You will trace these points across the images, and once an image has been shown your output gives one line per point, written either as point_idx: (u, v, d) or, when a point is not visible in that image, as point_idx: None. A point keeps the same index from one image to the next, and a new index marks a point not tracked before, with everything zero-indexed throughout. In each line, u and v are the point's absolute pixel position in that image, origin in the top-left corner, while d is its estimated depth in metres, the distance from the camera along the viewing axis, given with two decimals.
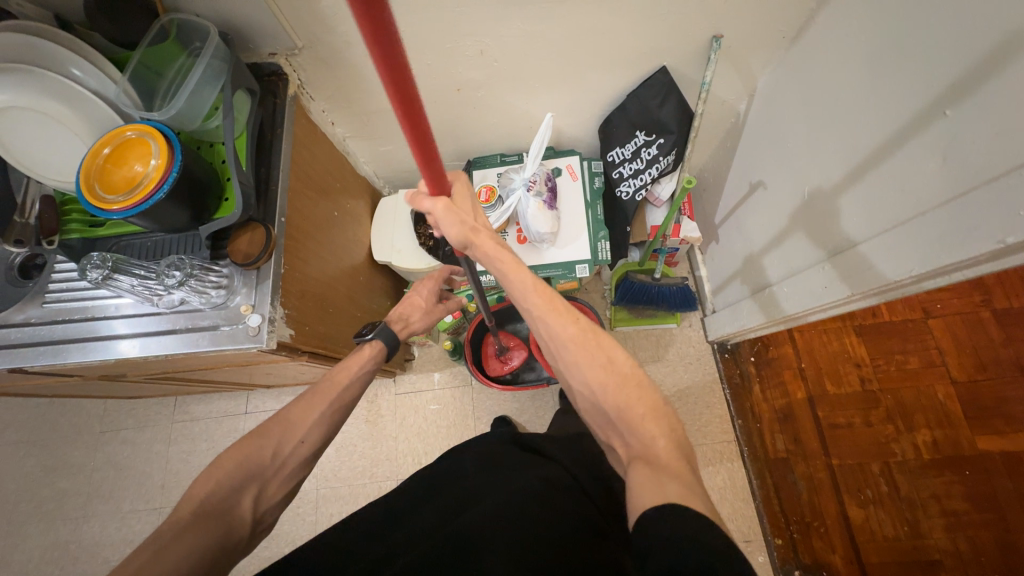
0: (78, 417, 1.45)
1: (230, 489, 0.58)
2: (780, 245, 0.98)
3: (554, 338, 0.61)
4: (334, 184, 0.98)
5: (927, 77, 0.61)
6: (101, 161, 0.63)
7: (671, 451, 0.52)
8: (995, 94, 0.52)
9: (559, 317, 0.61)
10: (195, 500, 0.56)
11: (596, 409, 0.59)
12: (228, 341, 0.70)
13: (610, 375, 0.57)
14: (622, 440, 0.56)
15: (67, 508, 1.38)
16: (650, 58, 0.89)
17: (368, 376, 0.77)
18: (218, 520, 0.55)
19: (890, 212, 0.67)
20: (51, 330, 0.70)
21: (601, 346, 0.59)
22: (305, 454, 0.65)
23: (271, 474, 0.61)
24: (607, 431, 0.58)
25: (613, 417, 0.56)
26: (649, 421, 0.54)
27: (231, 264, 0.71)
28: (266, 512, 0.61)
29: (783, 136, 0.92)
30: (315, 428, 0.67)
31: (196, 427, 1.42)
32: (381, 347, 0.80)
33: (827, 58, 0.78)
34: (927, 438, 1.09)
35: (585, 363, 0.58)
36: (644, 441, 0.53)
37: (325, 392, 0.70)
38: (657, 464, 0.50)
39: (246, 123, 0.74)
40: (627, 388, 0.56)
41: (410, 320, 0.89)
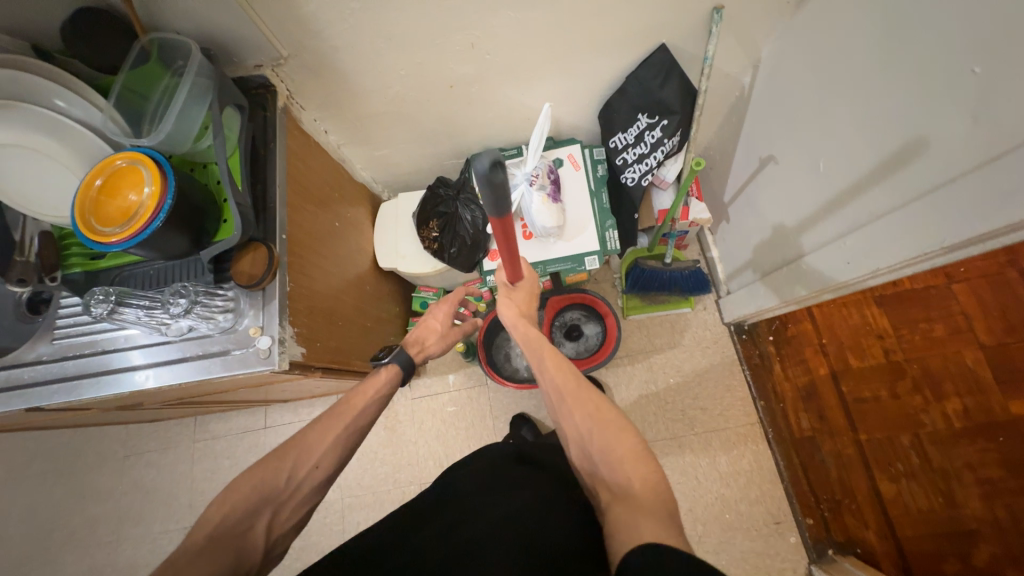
0: (101, 443, 1.47)
1: (245, 512, 0.58)
2: (772, 244, 1.05)
3: (556, 396, 0.65)
4: (332, 195, 0.96)
5: (952, 32, 0.56)
6: (94, 193, 0.61)
7: (647, 490, 0.52)
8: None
9: (561, 376, 0.66)
10: (211, 523, 0.56)
11: (584, 455, 0.60)
12: (240, 365, 0.69)
13: (598, 423, 0.59)
14: (605, 483, 0.56)
15: (100, 533, 1.40)
16: (647, 36, 0.85)
17: (384, 402, 0.75)
18: (231, 546, 0.55)
19: (916, 182, 0.64)
20: (63, 366, 0.70)
21: (591, 396, 0.63)
22: (319, 480, 0.64)
23: (284, 498, 0.61)
24: (592, 477, 0.59)
25: (596, 460, 0.57)
26: (627, 463, 0.54)
27: (236, 287, 0.70)
28: (279, 537, 0.61)
29: (793, 107, 0.88)
30: (332, 450, 0.66)
31: (218, 445, 1.43)
32: (397, 371, 0.78)
33: (837, 20, 0.74)
34: (957, 407, 1.05)
35: (577, 412, 0.62)
36: (624, 483, 0.54)
37: (342, 415, 0.69)
38: (634, 504, 0.51)
39: (238, 141, 0.71)
40: (611, 431, 0.58)
41: (426, 345, 0.87)
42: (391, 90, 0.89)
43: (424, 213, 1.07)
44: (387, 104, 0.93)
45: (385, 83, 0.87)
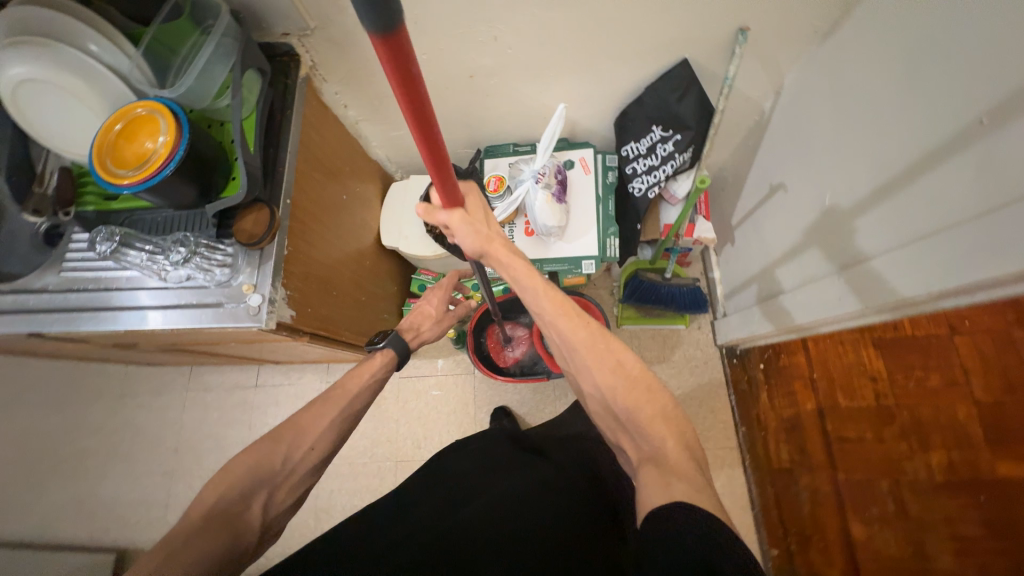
0: (99, 379, 1.52)
1: (241, 493, 0.59)
2: (818, 231, 0.86)
3: (564, 341, 0.65)
4: (344, 167, 0.98)
5: (966, 83, 0.56)
6: (113, 136, 0.63)
7: (680, 452, 0.54)
8: None
9: (569, 324, 0.65)
10: (205, 504, 0.57)
11: (606, 409, 0.63)
12: (230, 319, 0.71)
13: (620, 378, 0.61)
14: (633, 440, 0.59)
15: (88, 464, 1.46)
16: (669, 48, 0.85)
17: (378, 385, 0.80)
18: (228, 525, 0.56)
19: (913, 226, 0.64)
20: (67, 298, 0.73)
21: (612, 350, 0.64)
22: (314, 460, 0.67)
23: (280, 480, 0.63)
24: (616, 433, 0.62)
25: (623, 419, 0.60)
26: (656, 421, 0.57)
27: (236, 244, 0.72)
28: (275, 518, 0.62)
29: (808, 138, 0.88)
30: (326, 433, 0.69)
31: (208, 396, 1.48)
32: (393, 355, 0.84)
33: (860, 55, 0.73)
34: (941, 460, 0.77)
35: (596, 368, 0.62)
36: (653, 441, 0.56)
37: (336, 398, 0.73)
38: (665, 465, 0.52)
39: (255, 104, 0.74)
40: (638, 388, 0.60)
41: (420, 330, 0.94)
42: None
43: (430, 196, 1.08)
44: None
45: None
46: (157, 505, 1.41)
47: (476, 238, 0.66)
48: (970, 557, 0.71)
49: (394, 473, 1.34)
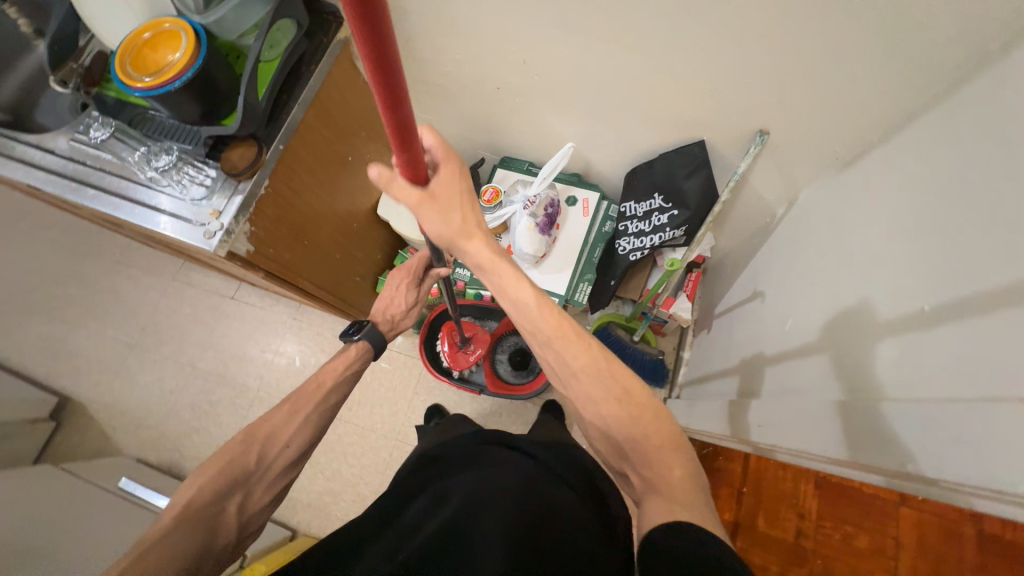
0: (105, 241, 1.64)
1: (217, 494, 0.59)
2: (825, 340, 0.69)
3: (563, 365, 0.63)
4: (359, 132, 1.03)
5: (920, 263, 0.55)
6: (140, 43, 0.69)
7: (684, 482, 0.57)
8: (965, 310, 0.47)
9: (571, 348, 0.62)
10: (181, 504, 0.57)
11: (608, 439, 0.63)
12: (190, 235, 0.76)
13: (626, 407, 0.61)
14: (635, 468, 0.60)
15: (68, 312, 1.58)
16: (689, 126, 0.84)
17: (355, 377, 0.80)
18: (202, 527, 0.56)
19: (842, 382, 0.62)
20: (65, 165, 0.80)
21: (617, 377, 0.62)
22: (290, 458, 0.67)
23: (256, 480, 0.63)
24: (618, 459, 0.63)
25: (626, 448, 0.61)
26: (665, 451, 0.59)
27: (219, 169, 0.77)
28: (252, 517, 0.62)
29: (796, 258, 0.86)
30: (301, 430, 0.69)
31: (188, 291, 1.56)
32: (368, 347, 0.84)
33: (860, 197, 0.71)
34: None
35: (599, 398, 0.61)
36: (660, 472, 0.58)
37: (308, 396, 0.72)
38: (671, 499, 0.55)
39: (282, 51, 0.78)
40: (645, 418, 0.61)
41: (396, 319, 0.91)
42: (446, 68, 0.94)
43: None
44: (439, 79, 0.98)
45: (442, 60, 0.92)
46: (111, 370, 1.51)
47: (446, 228, 0.56)
48: None
49: None
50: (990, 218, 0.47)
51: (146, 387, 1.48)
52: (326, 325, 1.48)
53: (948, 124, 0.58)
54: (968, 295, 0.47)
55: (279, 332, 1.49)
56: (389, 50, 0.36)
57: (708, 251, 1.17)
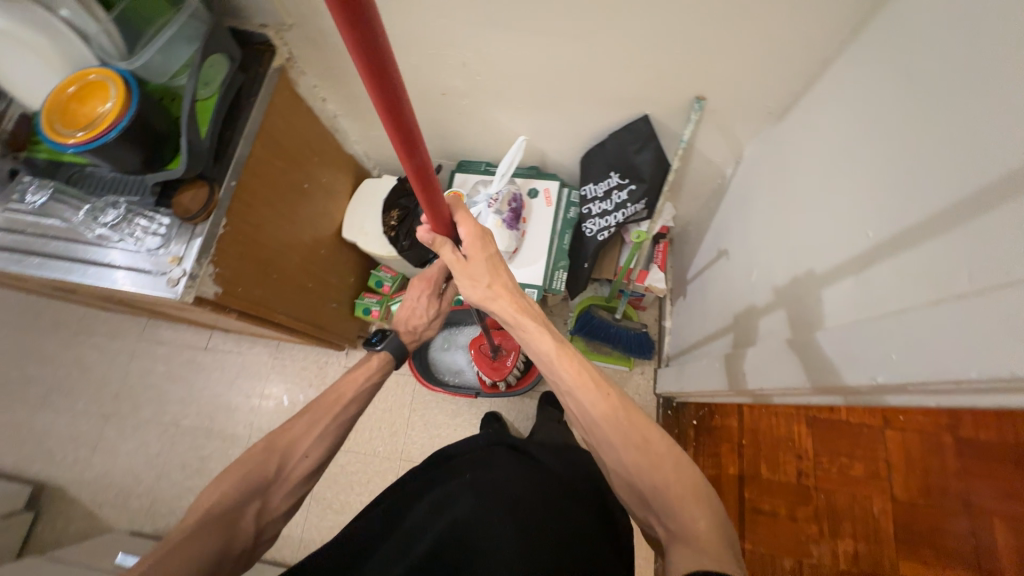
0: (59, 314, 1.55)
1: (235, 501, 0.59)
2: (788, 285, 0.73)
3: (585, 415, 0.64)
4: (311, 158, 1.01)
5: (854, 194, 0.59)
6: (65, 98, 0.67)
7: (711, 533, 0.54)
8: (895, 228, 0.51)
9: (588, 394, 0.64)
10: (201, 509, 0.58)
11: (630, 488, 0.61)
12: (150, 286, 0.74)
13: (646, 456, 0.60)
14: (659, 518, 0.58)
15: (30, 394, 1.49)
16: (630, 103, 0.88)
17: (373, 390, 0.75)
18: (221, 529, 0.57)
19: (807, 314, 0.66)
20: (4, 237, 0.76)
21: (635, 423, 0.62)
22: (308, 469, 0.66)
23: (274, 486, 0.63)
24: (642, 509, 0.61)
25: (649, 498, 0.59)
26: (690, 504, 0.56)
27: (172, 215, 0.75)
28: (269, 524, 0.62)
29: (750, 211, 0.90)
30: (320, 442, 0.67)
31: (158, 350, 1.50)
32: (390, 357, 0.79)
33: (796, 144, 0.76)
34: (847, 551, 0.83)
35: (619, 444, 0.61)
36: (686, 524, 0.55)
37: (327, 406, 0.70)
38: (696, 547, 0.52)
39: (218, 87, 0.77)
40: (666, 467, 0.59)
41: (420, 330, 0.87)
42: None
43: (390, 200, 1.12)
44: None
45: None
46: (87, 446, 1.44)
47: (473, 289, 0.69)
48: None
49: None
50: (904, 141, 0.52)
51: (128, 457, 1.41)
52: (310, 358, 1.45)
53: (856, 64, 0.63)
54: (897, 214, 0.51)
55: (262, 374, 1.45)
56: (399, 100, 0.40)
57: (671, 221, 1.21)
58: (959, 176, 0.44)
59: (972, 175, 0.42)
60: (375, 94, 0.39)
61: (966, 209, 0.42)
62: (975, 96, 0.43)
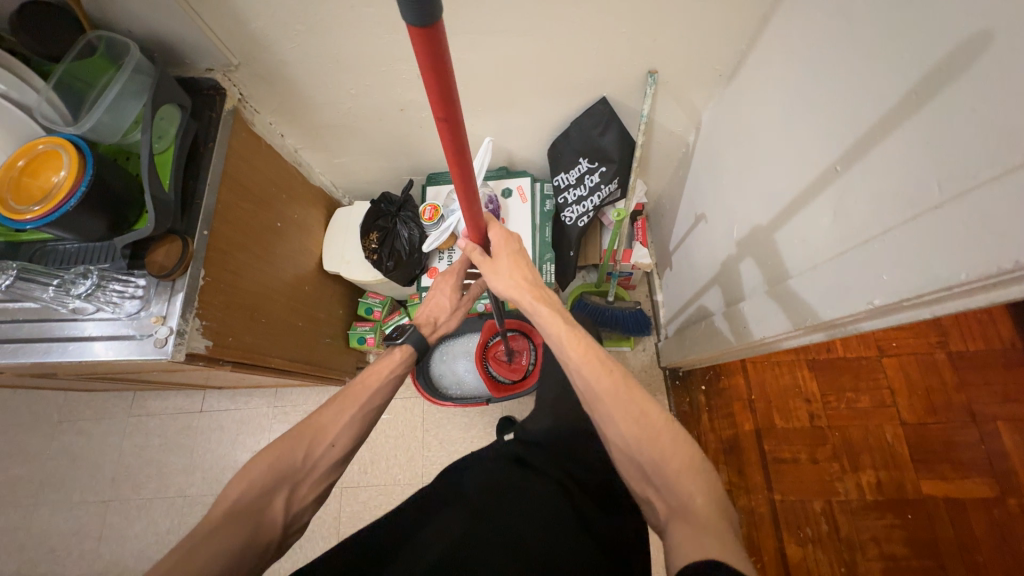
0: (39, 406, 1.48)
1: (263, 490, 0.56)
2: (769, 234, 0.75)
3: (589, 390, 0.64)
4: (279, 195, 1.00)
5: (815, 135, 0.62)
6: (15, 172, 0.64)
7: (711, 508, 0.53)
8: (862, 159, 0.53)
9: (594, 370, 0.64)
10: (229, 499, 0.55)
11: (631, 464, 0.61)
12: (137, 351, 0.71)
13: (645, 430, 0.59)
14: (659, 494, 0.57)
15: (20, 495, 1.41)
16: (586, 87, 0.90)
17: (395, 382, 0.73)
18: (248, 520, 0.54)
19: (792, 255, 0.68)
20: None
21: (637, 400, 0.62)
22: (335, 458, 0.63)
23: (302, 476, 0.60)
24: (640, 485, 0.60)
25: (649, 473, 0.58)
26: (687, 478, 0.56)
27: (147, 275, 0.72)
28: (299, 513, 0.60)
29: (719, 172, 0.93)
30: (347, 430, 0.65)
31: (150, 422, 1.44)
32: (411, 351, 0.77)
33: (752, 98, 0.78)
34: (871, 478, 1.03)
35: (621, 418, 0.61)
36: (684, 498, 0.54)
37: (354, 396, 0.68)
38: (696, 521, 0.52)
39: (173, 138, 0.75)
40: (665, 442, 0.59)
41: (438, 322, 0.86)
42: (344, 106, 0.95)
43: (366, 224, 1.10)
44: (340, 118, 0.98)
45: (337, 99, 0.93)
46: (91, 537, 1.36)
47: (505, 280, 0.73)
48: (890, 546, 0.98)
49: (338, 500, 1.31)
50: (855, 76, 0.54)
51: (137, 539, 1.34)
52: (311, 400, 1.42)
53: (794, 14, 0.65)
54: (860, 144, 0.54)
55: (265, 426, 1.41)
56: (462, 140, 0.47)
57: (644, 197, 1.25)
58: (909, 98, 0.46)
59: (923, 95, 0.45)
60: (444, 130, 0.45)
61: (923, 128, 0.45)
62: (910, 20, 0.46)
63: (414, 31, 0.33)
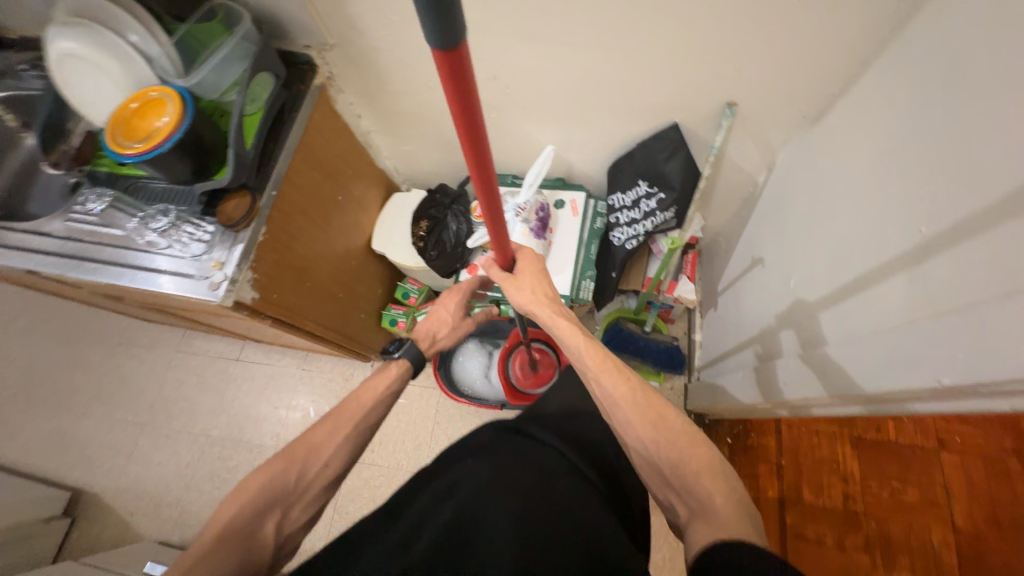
0: (105, 324, 1.63)
1: (254, 514, 0.58)
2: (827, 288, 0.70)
3: (607, 397, 0.64)
4: (345, 171, 1.05)
5: (899, 191, 0.57)
6: (128, 113, 0.72)
7: (732, 508, 0.50)
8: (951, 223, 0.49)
9: (611, 375, 0.65)
10: (218, 524, 0.57)
11: (649, 467, 0.59)
12: (193, 289, 0.77)
13: (663, 433, 0.58)
14: (679, 497, 0.55)
15: (73, 401, 1.56)
16: (660, 111, 0.88)
17: (392, 399, 0.74)
18: (238, 545, 0.56)
19: (850, 316, 0.63)
20: (63, 243, 0.81)
21: (653, 403, 0.61)
22: (329, 478, 0.64)
23: (294, 498, 0.61)
24: (660, 488, 0.58)
25: (669, 476, 0.56)
26: (704, 478, 0.54)
27: (216, 223, 0.78)
28: (289, 535, 0.61)
29: (786, 219, 0.88)
30: (341, 449, 0.66)
31: (193, 360, 1.55)
32: (407, 366, 0.78)
33: (835, 145, 0.74)
34: None
35: (638, 421, 0.60)
36: (704, 501, 0.52)
37: (349, 415, 0.68)
38: (718, 523, 0.49)
39: (263, 103, 0.81)
40: (682, 444, 0.57)
41: (437, 337, 0.87)
42: (420, 97, 0.99)
43: (419, 212, 1.14)
44: (414, 107, 1.03)
45: (415, 89, 0.97)
46: (122, 454, 1.48)
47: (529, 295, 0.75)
48: None
49: None
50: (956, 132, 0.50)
51: (159, 465, 1.44)
52: (336, 370, 1.47)
53: (898, 61, 0.61)
54: (951, 206, 0.49)
55: (290, 385, 1.47)
56: (486, 167, 0.48)
57: (700, 232, 1.20)
58: (1019, 166, 0.42)
59: None
60: (469, 154, 0.46)
61: None
62: None
63: (438, 49, 0.32)
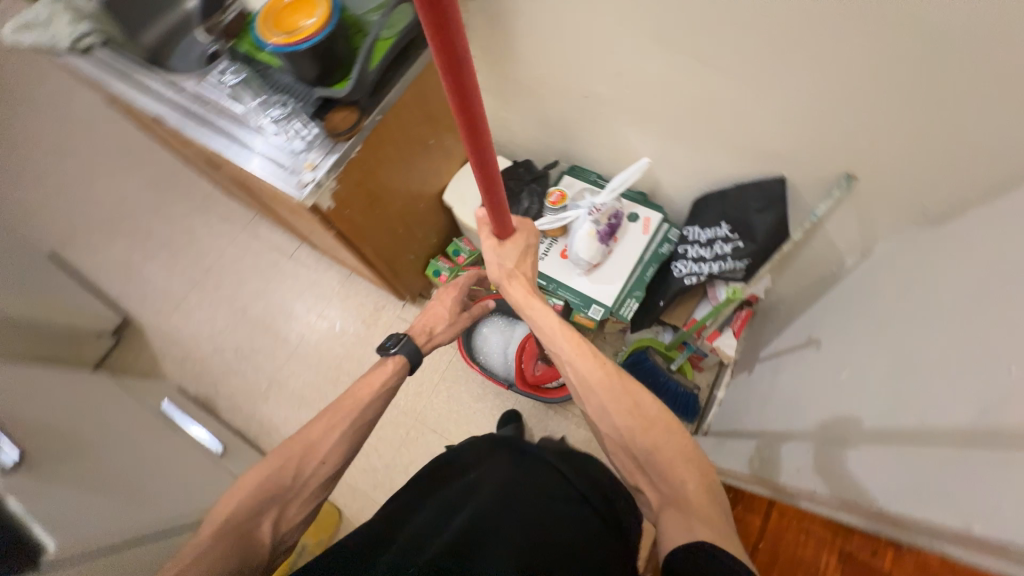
0: (192, 186, 1.79)
1: (254, 511, 0.63)
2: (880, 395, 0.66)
3: (582, 382, 0.69)
4: (445, 119, 1.08)
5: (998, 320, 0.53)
6: (281, 7, 0.79)
7: (701, 495, 0.58)
8: None
9: (587, 362, 0.70)
10: (216, 523, 0.62)
11: (625, 452, 0.65)
12: (283, 181, 0.83)
13: (637, 419, 0.64)
14: (652, 481, 0.62)
15: (146, 243, 1.73)
16: (772, 159, 0.85)
17: (389, 394, 0.79)
18: (235, 541, 0.61)
19: (894, 429, 0.59)
20: (192, 104, 0.90)
21: (627, 389, 0.67)
22: (325, 475, 0.69)
23: (291, 496, 0.67)
24: (635, 472, 0.64)
25: (644, 464, 0.63)
26: (679, 469, 0.60)
27: (320, 127, 0.83)
28: (286, 533, 0.66)
29: (860, 311, 0.83)
30: (336, 446, 0.71)
31: (253, 244, 1.67)
32: (405, 360, 0.82)
33: (946, 253, 0.68)
34: None
35: (613, 408, 0.65)
36: (676, 485, 0.60)
37: (343, 411, 0.73)
38: (689, 511, 0.56)
39: (398, 32, 0.85)
40: (658, 430, 0.63)
41: (433, 333, 0.90)
42: (539, 71, 0.99)
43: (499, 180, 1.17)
44: (529, 79, 1.03)
45: (537, 62, 0.98)
46: (170, 303, 1.64)
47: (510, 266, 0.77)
48: None
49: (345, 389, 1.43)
50: None
51: (198, 324, 1.59)
52: (370, 297, 1.55)
53: None
54: None
55: (326, 296, 1.57)
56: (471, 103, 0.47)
57: (762, 293, 1.15)
58: None
59: None
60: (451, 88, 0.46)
61: None
62: None
63: None
